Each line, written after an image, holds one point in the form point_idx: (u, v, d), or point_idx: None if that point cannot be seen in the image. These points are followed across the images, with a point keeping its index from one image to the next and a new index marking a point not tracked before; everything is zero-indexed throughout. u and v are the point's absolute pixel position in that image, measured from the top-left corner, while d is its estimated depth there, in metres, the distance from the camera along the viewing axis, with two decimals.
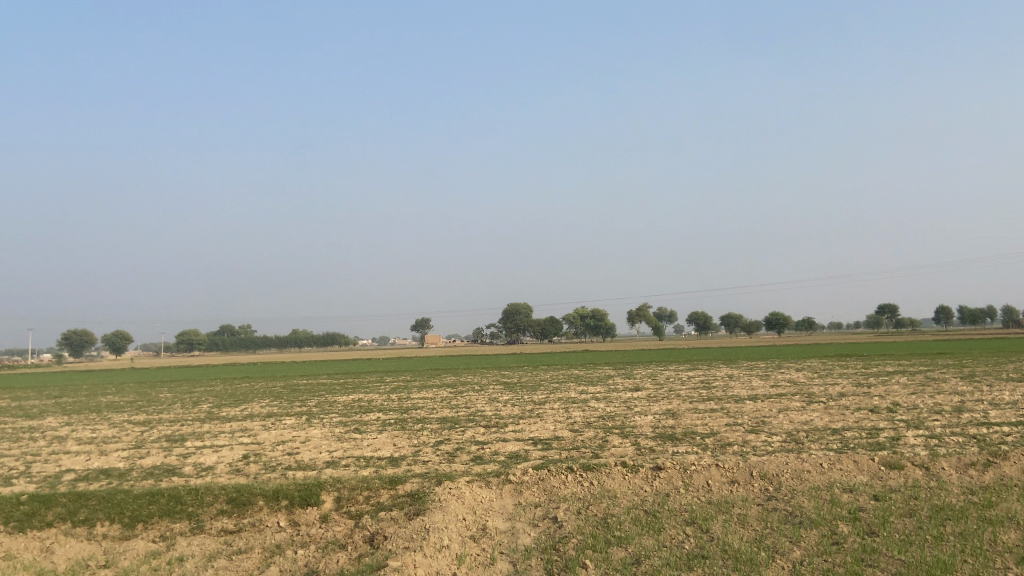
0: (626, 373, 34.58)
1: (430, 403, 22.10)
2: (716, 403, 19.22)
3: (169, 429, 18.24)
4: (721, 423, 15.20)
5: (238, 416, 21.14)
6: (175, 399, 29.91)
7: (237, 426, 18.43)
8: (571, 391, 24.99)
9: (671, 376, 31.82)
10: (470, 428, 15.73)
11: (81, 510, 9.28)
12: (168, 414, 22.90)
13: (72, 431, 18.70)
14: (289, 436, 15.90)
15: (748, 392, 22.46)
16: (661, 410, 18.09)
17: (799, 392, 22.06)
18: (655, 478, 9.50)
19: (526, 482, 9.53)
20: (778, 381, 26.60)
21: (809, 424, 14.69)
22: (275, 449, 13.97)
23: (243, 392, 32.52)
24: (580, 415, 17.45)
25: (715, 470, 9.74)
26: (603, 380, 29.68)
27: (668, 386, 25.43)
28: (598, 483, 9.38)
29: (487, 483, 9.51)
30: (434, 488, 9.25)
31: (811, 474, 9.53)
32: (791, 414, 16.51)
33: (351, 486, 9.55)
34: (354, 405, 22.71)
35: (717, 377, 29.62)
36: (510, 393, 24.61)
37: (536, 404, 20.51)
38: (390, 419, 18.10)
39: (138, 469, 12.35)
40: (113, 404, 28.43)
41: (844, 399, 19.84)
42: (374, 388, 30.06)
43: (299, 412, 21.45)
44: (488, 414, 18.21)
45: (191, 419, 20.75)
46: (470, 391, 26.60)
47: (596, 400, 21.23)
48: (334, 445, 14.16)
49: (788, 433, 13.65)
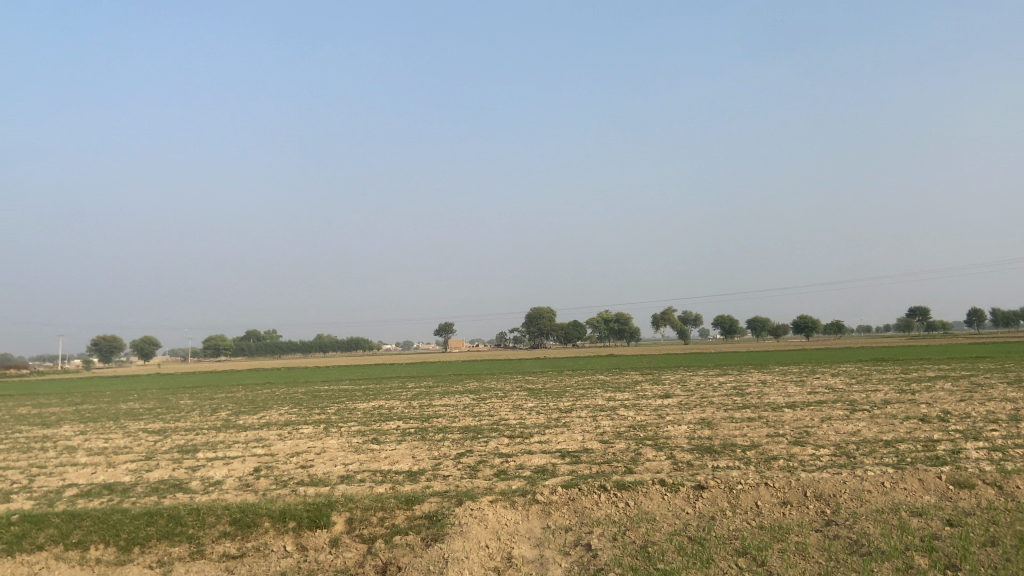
0: (655, 379, 33.51)
1: (452, 411, 21.34)
2: (753, 412, 18.23)
3: (184, 439, 17.66)
4: (761, 434, 14.26)
5: (256, 424, 20.54)
6: (194, 406, 29.50)
7: (252, 435, 17.77)
8: (598, 397, 24.14)
9: (702, 382, 30.67)
10: (494, 439, 14.92)
11: (74, 532, 8.59)
12: (184, 422, 22.33)
13: (84, 441, 18.20)
14: (304, 446, 15.19)
15: (785, 399, 21.39)
16: (695, 419, 17.14)
17: (840, 399, 20.97)
18: (697, 498, 8.63)
19: (555, 502, 8.70)
20: (815, 387, 25.50)
21: (857, 435, 13.71)
22: (289, 462, 13.26)
23: (264, 398, 32.01)
24: (610, 425, 16.55)
25: (764, 489, 8.84)
26: (632, 387, 28.70)
27: (700, 393, 24.40)
28: (635, 505, 8.53)
29: (511, 503, 8.68)
30: (453, 509, 8.45)
31: (873, 494, 8.62)
32: (836, 424, 15.52)
33: (363, 506, 8.77)
34: (374, 412, 22.02)
35: (750, 384, 28.49)
36: (536, 400, 23.74)
37: (562, 412, 19.66)
38: (411, 428, 17.39)
39: (143, 484, 11.67)
40: (132, 412, 27.96)
41: (889, 407, 18.74)
42: (395, 395, 29.34)
43: (317, 420, 20.80)
44: (513, 424, 17.37)
45: (208, 427, 20.20)
46: (494, 397, 25.84)
47: (625, 408, 20.33)
48: (350, 457, 13.43)
49: (836, 445, 12.70)
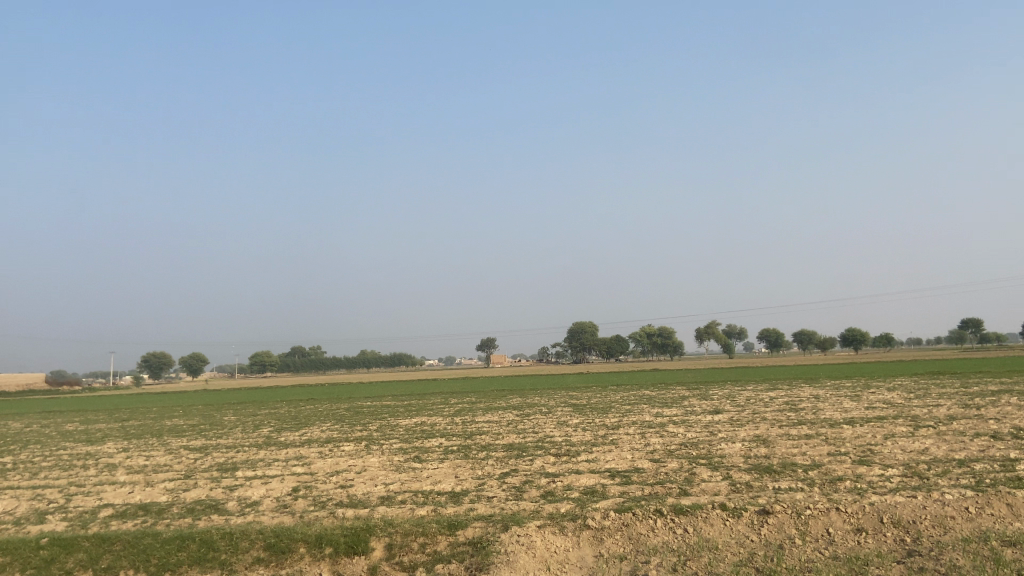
0: (703, 394, 32.55)
1: (495, 427, 20.85)
2: (810, 429, 17.34)
3: (224, 456, 17.49)
4: (822, 453, 13.46)
5: (297, 441, 20.29)
6: (237, 422, 29.50)
7: (293, 452, 17.52)
8: (646, 413, 23.45)
9: (752, 397, 29.63)
10: (539, 457, 14.36)
11: (104, 557, 8.30)
12: (227, 439, 22.20)
13: (126, 459, 18.15)
14: (345, 465, 14.79)
15: (843, 415, 20.41)
16: (750, 437, 16.35)
17: (902, 415, 19.93)
18: (762, 525, 7.98)
19: (608, 528, 8.11)
20: (874, 402, 24.43)
21: (927, 454, 12.86)
22: (328, 481, 12.87)
23: (307, 414, 31.94)
24: (660, 442, 15.86)
25: (835, 514, 8.15)
26: (680, 402, 27.87)
27: (752, 409, 23.47)
28: (694, 531, 7.91)
29: (560, 528, 8.12)
30: (498, 535, 7.93)
31: (957, 520, 7.86)
32: (901, 441, 14.64)
33: (403, 531, 8.28)
34: (415, 429, 21.63)
35: (802, 398, 27.40)
36: (581, 417, 23.08)
37: (608, 429, 19.02)
38: (452, 445, 16.94)
39: (179, 505, 11.42)
40: (176, 428, 28.09)
41: (956, 423, 17.70)
42: (437, 411, 29.01)
43: (358, 437, 20.50)
44: (558, 441, 16.77)
45: (248, 444, 20.03)
46: (538, 413, 25.28)
47: (674, 424, 19.64)
48: (391, 476, 13.02)
49: (906, 465, 11.88)
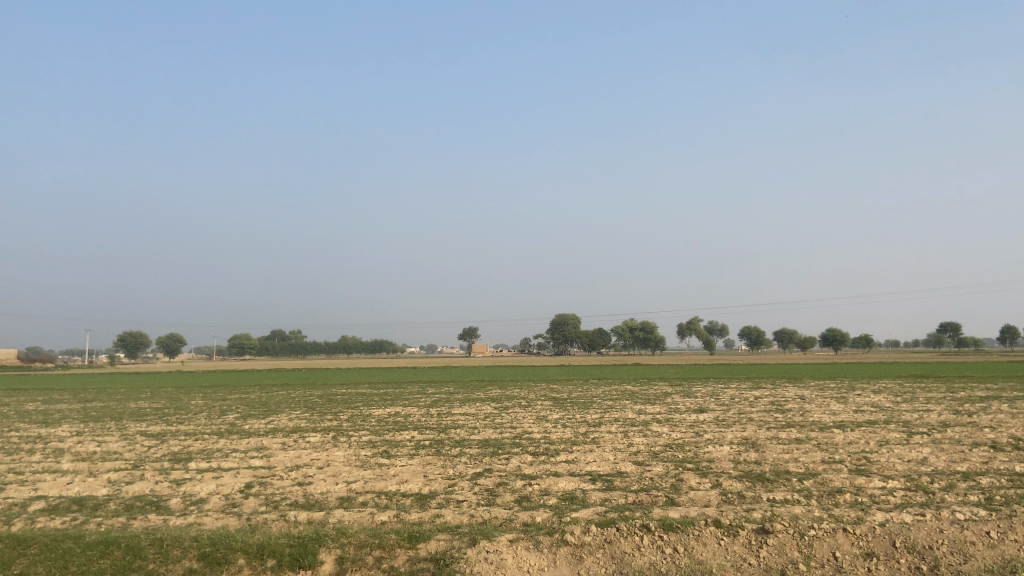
0: (685, 391, 31.74)
1: (470, 421, 19.93)
2: (801, 433, 16.56)
3: (180, 445, 16.41)
4: (815, 460, 12.66)
5: (261, 429, 19.29)
6: (204, 407, 28.36)
7: (255, 442, 16.49)
8: (628, 409, 22.65)
9: (736, 396, 28.90)
10: (515, 456, 13.44)
11: (17, 562, 7.31)
12: (189, 425, 21.15)
13: (77, 444, 17.05)
14: (307, 458, 13.81)
15: (832, 418, 19.66)
16: (738, 439, 15.53)
17: (892, 420, 19.30)
18: (760, 546, 7.12)
19: (588, 545, 7.20)
20: (862, 404, 23.81)
21: (927, 465, 12.07)
22: (285, 477, 11.85)
23: (278, 400, 30.84)
24: (643, 443, 14.97)
25: (842, 535, 7.29)
26: (663, 399, 27.08)
27: (737, 409, 22.71)
28: (685, 552, 7.04)
29: (534, 544, 7.21)
30: (464, 551, 6.99)
31: (978, 547, 6.99)
32: (897, 450, 13.85)
33: (357, 542, 7.31)
34: (387, 420, 20.68)
35: (788, 399, 26.71)
36: (561, 412, 22.18)
37: (589, 426, 18.17)
38: (424, 440, 15.99)
39: (118, 500, 10.44)
40: (139, 412, 26.94)
41: (951, 430, 16.99)
42: (413, 401, 28.04)
43: (327, 427, 19.50)
44: (536, 438, 15.85)
45: (209, 432, 18.98)
46: (517, 406, 24.41)
47: (658, 423, 18.83)
48: (354, 473, 12.07)
49: (907, 476, 11.07)
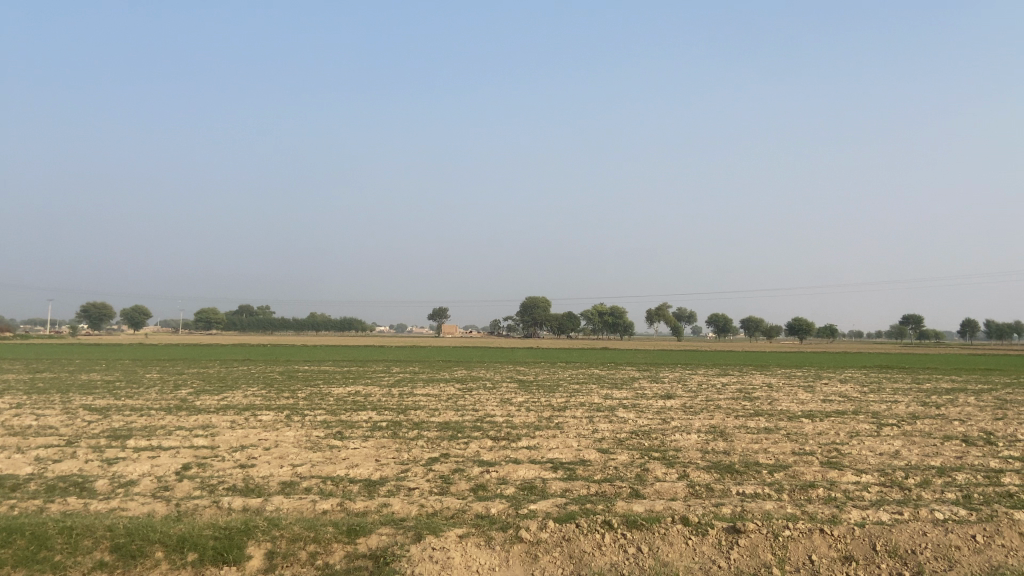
0: (653, 376, 31.37)
1: (432, 402, 19.26)
2: (770, 422, 16.12)
3: (122, 421, 15.53)
4: (785, 451, 12.20)
5: (212, 406, 18.44)
6: (158, 381, 27.34)
7: (203, 420, 15.68)
8: (595, 394, 22.14)
9: (704, 382, 28.59)
10: (474, 440, 12.80)
11: None
12: (137, 399, 20.20)
13: (13, 418, 16.11)
14: (254, 438, 13.03)
15: (800, 407, 19.32)
16: (706, 428, 15.04)
17: (862, 410, 18.98)
18: (731, 547, 6.58)
19: (544, 543, 6.59)
20: (830, 394, 23.56)
21: (900, 459, 11.66)
22: (228, 458, 11.09)
23: (236, 376, 29.91)
24: (609, 430, 14.40)
25: (818, 537, 6.76)
26: (631, 384, 26.66)
27: (705, 396, 22.30)
28: (650, 552, 6.47)
29: (485, 541, 6.59)
30: (408, 549, 6.35)
31: (964, 553, 6.51)
32: (869, 442, 13.44)
33: (291, 535, 6.63)
34: (345, 399, 19.92)
35: (756, 387, 26.46)
36: (526, 395, 21.60)
37: (553, 411, 17.60)
38: (381, 421, 15.29)
39: (41, 480, 9.62)
40: (89, 384, 25.88)
41: (920, 423, 16.67)
42: (376, 380, 27.29)
43: (282, 405, 18.70)
44: (498, 422, 15.22)
45: (157, 408, 18.09)
46: (482, 388, 23.77)
47: (624, 408, 18.32)
48: (303, 455, 11.36)
49: (880, 471, 10.63)
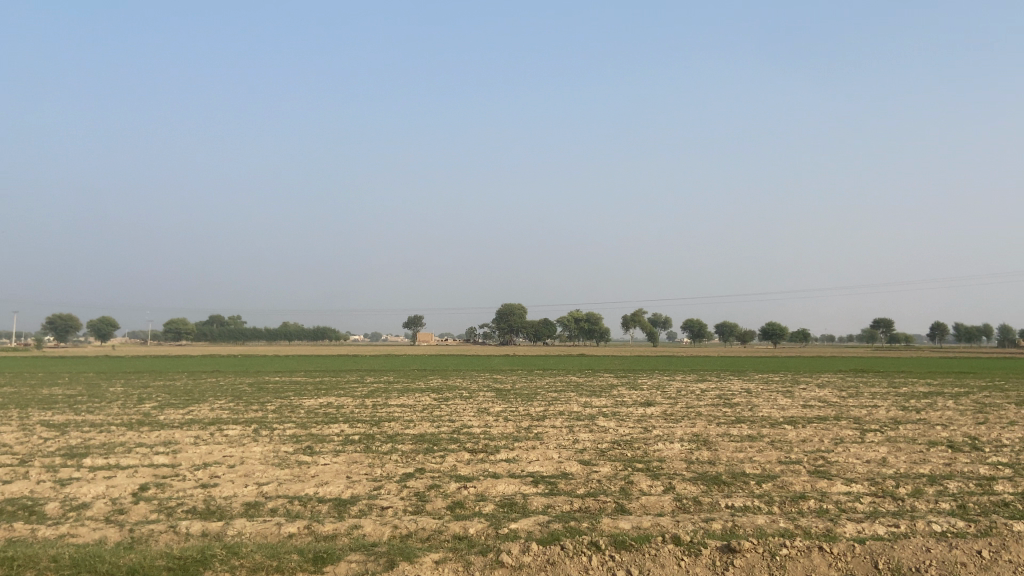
0: (631, 383, 31.05)
1: (407, 413, 18.71)
2: (752, 429, 15.79)
3: (80, 438, 14.80)
4: (772, 460, 11.84)
5: (177, 420, 17.72)
6: (123, 395, 26.42)
7: (166, 435, 15.00)
8: (573, 402, 21.72)
9: (682, 388, 28.32)
10: (450, 454, 12.29)
11: None
12: (98, 415, 19.40)
13: None
14: (219, 455, 12.42)
15: (782, 413, 19.05)
16: (688, 436, 14.66)
17: (843, 416, 18.74)
18: (727, 568, 6.18)
19: (527, 567, 6.13)
20: (809, 399, 23.36)
21: (889, 467, 11.34)
22: (189, 477, 10.48)
23: (205, 388, 29.07)
24: (589, 440, 13.98)
25: (817, 555, 6.37)
26: (609, 391, 26.28)
27: (685, 402, 21.97)
28: None
29: (464, 567, 6.12)
30: None
31: (971, 570, 6.17)
32: (854, 449, 13.14)
33: (252, 564, 6.12)
34: (316, 411, 19.28)
35: (735, 393, 26.18)
36: (503, 404, 21.11)
37: (532, 420, 17.14)
38: (353, 434, 14.74)
39: None
40: (48, 398, 24.92)
41: (903, 428, 16.44)
42: (349, 391, 26.63)
43: (250, 419, 18.03)
44: (474, 434, 14.72)
45: (119, 423, 17.34)
46: (458, 398, 23.24)
47: (604, 417, 17.92)
48: (270, 473, 10.79)
49: (871, 480, 10.31)
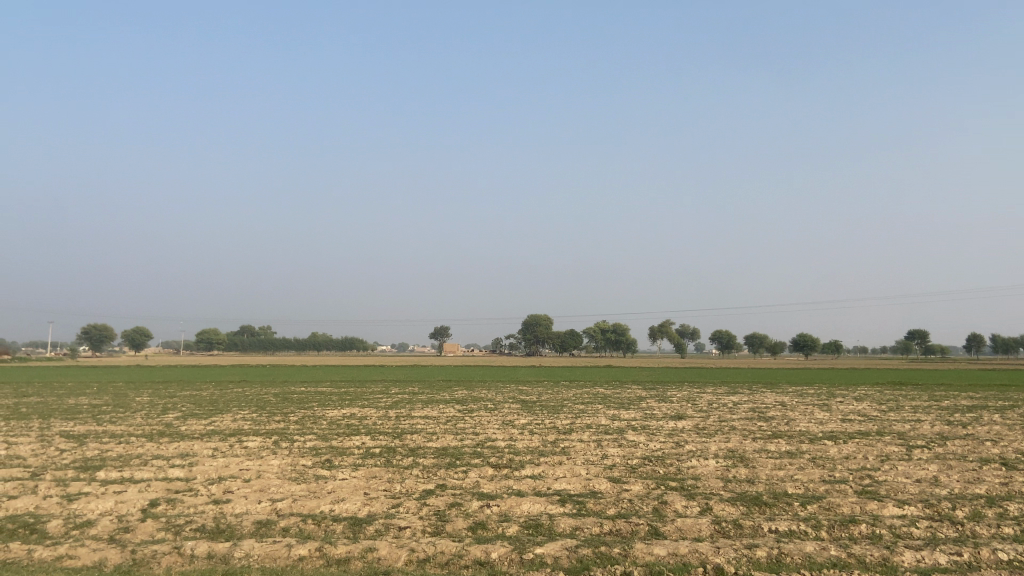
0: (661, 395, 30.28)
1: (430, 426, 18.20)
2: (790, 445, 15.05)
3: (97, 449, 14.47)
4: (815, 479, 11.12)
5: (196, 432, 17.35)
6: (146, 405, 26.20)
7: (184, 447, 14.62)
8: (602, 415, 21.06)
9: (714, 401, 27.50)
10: (474, 469, 11.74)
11: None
12: (120, 426, 19.13)
13: None
14: (235, 469, 11.99)
15: (820, 428, 18.23)
16: (723, 452, 13.95)
17: (886, 431, 17.86)
18: None
19: None
20: (848, 413, 22.46)
21: (942, 487, 10.58)
22: (201, 492, 10.04)
23: (229, 399, 28.78)
24: (619, 455, 13.36)
25: None
26: (638, 403, 25.55)
27: (717, 416, 21.18)
28: None
29: None
30: None
31: None
32: (902, 467, 12.35)
33: None
34: (338, 423, 18.82)
35: (770, 405, 25.30)
36: (529, 417, 20.51)
37: (558, 433, 16.55)
38: (373, 447, 14.26)
39: None
40: (72, 409, 24.75)
41: (951, 445, 15.55)
42: (374, 402, 26.19)
43: (270, 430, 17.61)
44: (499, 448, 14.15)
45: (139, 434, 17.03)
46: (484, 410, 22.67)
47: (633, 431, 17.24)
48: (285, 488, 10.32)
49: (924, 501, 9.57)
